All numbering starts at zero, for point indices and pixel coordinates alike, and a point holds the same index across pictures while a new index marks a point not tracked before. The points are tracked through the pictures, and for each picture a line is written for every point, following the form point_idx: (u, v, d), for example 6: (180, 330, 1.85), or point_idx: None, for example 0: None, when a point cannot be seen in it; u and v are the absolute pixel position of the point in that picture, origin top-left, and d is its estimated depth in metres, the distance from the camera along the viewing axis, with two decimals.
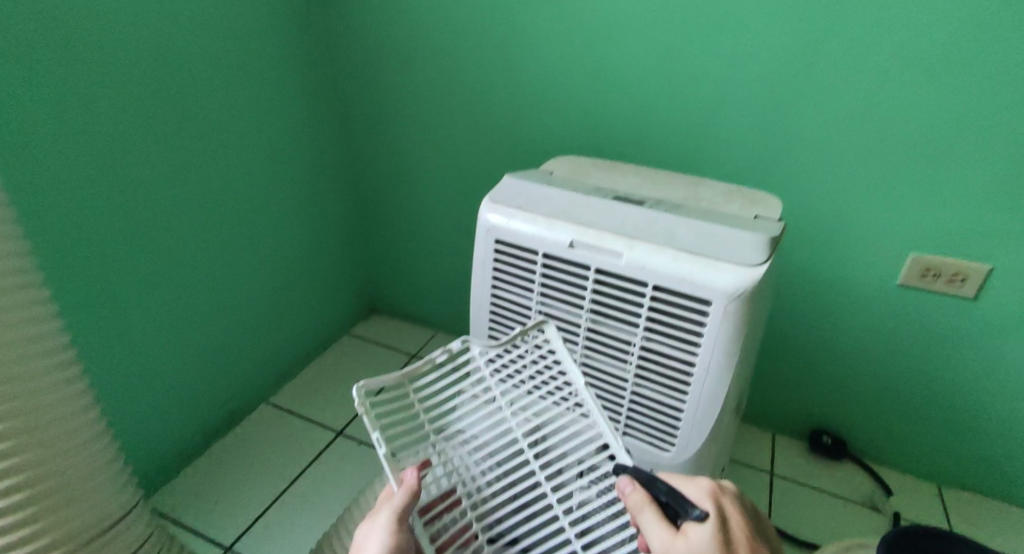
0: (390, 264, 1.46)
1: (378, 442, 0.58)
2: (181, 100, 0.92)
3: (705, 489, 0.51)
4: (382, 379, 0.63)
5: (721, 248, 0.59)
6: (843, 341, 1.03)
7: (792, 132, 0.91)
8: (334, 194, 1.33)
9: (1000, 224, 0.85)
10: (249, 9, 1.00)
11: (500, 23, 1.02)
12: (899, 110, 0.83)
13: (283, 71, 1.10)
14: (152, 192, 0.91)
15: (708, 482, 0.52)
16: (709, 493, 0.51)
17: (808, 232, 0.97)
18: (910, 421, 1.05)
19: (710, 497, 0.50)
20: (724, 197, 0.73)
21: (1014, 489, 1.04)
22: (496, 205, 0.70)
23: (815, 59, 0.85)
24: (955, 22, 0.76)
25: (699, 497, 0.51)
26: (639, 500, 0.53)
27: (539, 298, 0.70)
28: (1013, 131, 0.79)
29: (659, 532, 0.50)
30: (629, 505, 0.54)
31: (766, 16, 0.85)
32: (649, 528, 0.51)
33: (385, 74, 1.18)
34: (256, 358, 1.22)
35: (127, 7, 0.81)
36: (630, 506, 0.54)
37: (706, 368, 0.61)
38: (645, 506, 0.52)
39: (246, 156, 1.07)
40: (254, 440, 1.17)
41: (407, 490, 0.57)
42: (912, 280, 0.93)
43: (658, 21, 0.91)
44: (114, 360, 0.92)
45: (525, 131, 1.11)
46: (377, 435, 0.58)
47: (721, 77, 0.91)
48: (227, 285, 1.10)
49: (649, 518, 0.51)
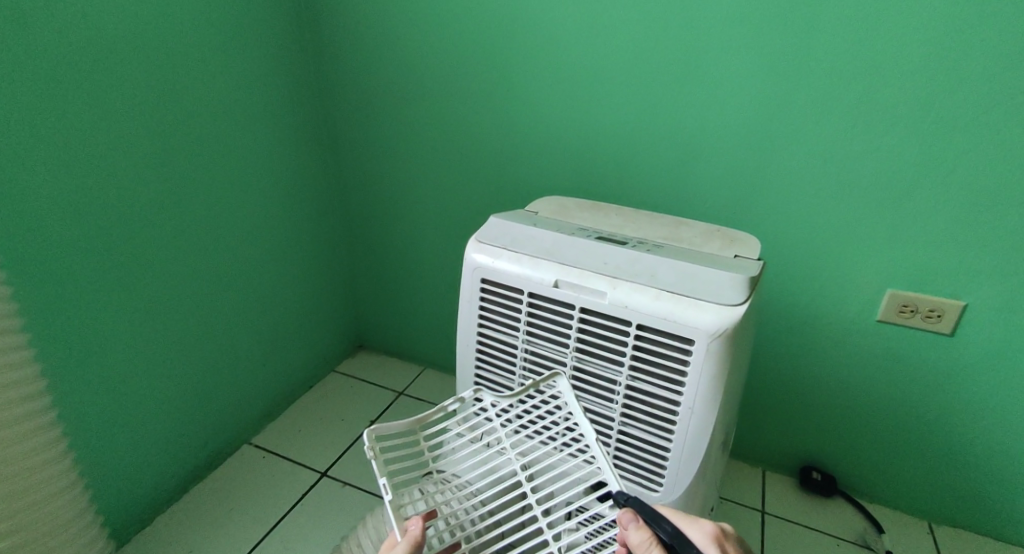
0: (377, 301, 1.46)
1: (384, 489, 0.58)
2: (169, 142, 0.94)
3: (709, 532, 0.54)
4: (393, 425, 0.63)
5: (703, 287, 0.61)
6: (825, 377, 1.04)
7: (767, 173, 0.94)
8: (321, 231, 1.33)
9: (971, 260, 0.88)
10: (240, 56, 1.03)
11: (484, 69, 1.06)
12: (866, 153, 0.87)
13: (272, 113, 1.13)
14: (136, 232, 0.92)
15: (711, 526, 0.55)
16: (713, 537, 0.54)
17: (786, 269, 0.99)
18: (896, 456, 1.06)
19: (714, 542, 0.53)
20: (705, 236, 0.75)
21: (1002, 525, 1.04)
22: (482, 245, 0.71)
23: (785, 104, 0.89)
24: (910, 72, 0.81)
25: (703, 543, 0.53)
26: (643, 541, 0.53)
27: (525, 337, 0.70)
28: (973, 172, 0.83)
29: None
30: (631, 542, 0.54)
31: (735, 65, 0.89)
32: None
33: (373, 115, 1.21)
34: (240, 398, 1.21)
35: (118, 54, 0.84)
36: (631, 543, 0.54)
37: (691, 407, 0.61)
38: (650, 546, 0.53)
39: (233, 195, 1.08)
40: (235, 483, 1.14)
41: (410, 540, 0.56)
42: (890, 316, 0.95)
43: (634, 67, 0.95)
44: (91, 402, 0.91)
45: (511, 171, 1.13)
46: (384, 481, 0.59)
47: (695, 121, 0.95)
48: (210, 323, 1.09)
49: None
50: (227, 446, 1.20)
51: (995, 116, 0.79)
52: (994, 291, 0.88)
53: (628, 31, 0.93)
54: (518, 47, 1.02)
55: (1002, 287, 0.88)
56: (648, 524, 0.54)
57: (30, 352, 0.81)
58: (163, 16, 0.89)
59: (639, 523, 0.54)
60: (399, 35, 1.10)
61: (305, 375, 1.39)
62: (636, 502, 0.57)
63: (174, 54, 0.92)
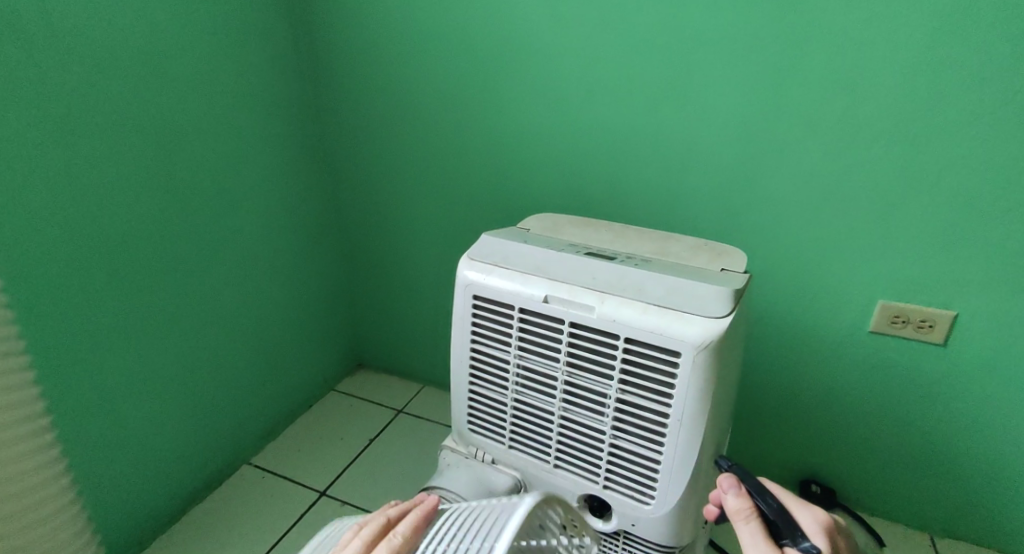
0: (375, 319, 1.47)
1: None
2: (167, 166, 0.96)
3: (819, 522, 0.57)
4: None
5: (689, 300, 0.62)
6: (821, 389, 1.05)
7: (756, 187, 0.95)
8: (320, 251, 1.35)
9: (958, 270, 0.89)
10: (238, 82, 1.07)
11: (477, 89, 1.09)
12: (851, 166, 0.89)
13: (269, 134, 1.15)
14: (135, 254, 0.94)
15: (822, 516, 0.57)
16: (823, 525, 0.57)
17: (777, 282, 1.00)
18: (894, 468, 1.06)
19: (824, 529, 0.56)
20: (692, 250, 0.76)
21: (1003, 536, 1.03)
22: (474, 262, 0.73)
23: (769, 121, 0.91)
24: (886, 87, 0.83)
25: (812, 529, 0.56)
26: (743, 508, 0.59)
27: (517, 352, 0.71)
28: (953, 184, 0.85)
29: (753, 545, 0.57)
30: (732, 504, 0.60)
31: (720, 83, 0.91)
32: (750, 534, 0.58)
33: (369, 136, 1.23)
34: (239, 418, 1.21)
35: (119, 81, 0.87)
36: (732, 505, 0.60)
37: (681, 418, 0.62)
38: (750, 514, 0.58)
39: (230, 216, 1.10)
40: (233, 503, 1.14)
41: None
42: (882, 327, 0.96)
43: (621, 86, 0.98)
44: (90, 424, 0.92)
45: (504, 189, 1.15)
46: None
47: (683, 138, 0.97)
48: (208, 342, 1.10)
49: (751, 527, 0.58)
50: (226, 466, 1.20)
51: (971, 129, 0.81)
52: (983, 300, 0.89)
53: (614, 51, 0.96)
54: (509, 68, 1.04)
55: (992, 295, 0.88)
56: (752, 494, 0.59)
57: (30, 374, 0.82)
58: (163, 44, 0.92)
59: (742, 491, 0.59)
60: (393, 59, 1.13)
61: (304, 395, 1.40)
62: (740, 470, 0.62)
63: (173, 82, 0.95)
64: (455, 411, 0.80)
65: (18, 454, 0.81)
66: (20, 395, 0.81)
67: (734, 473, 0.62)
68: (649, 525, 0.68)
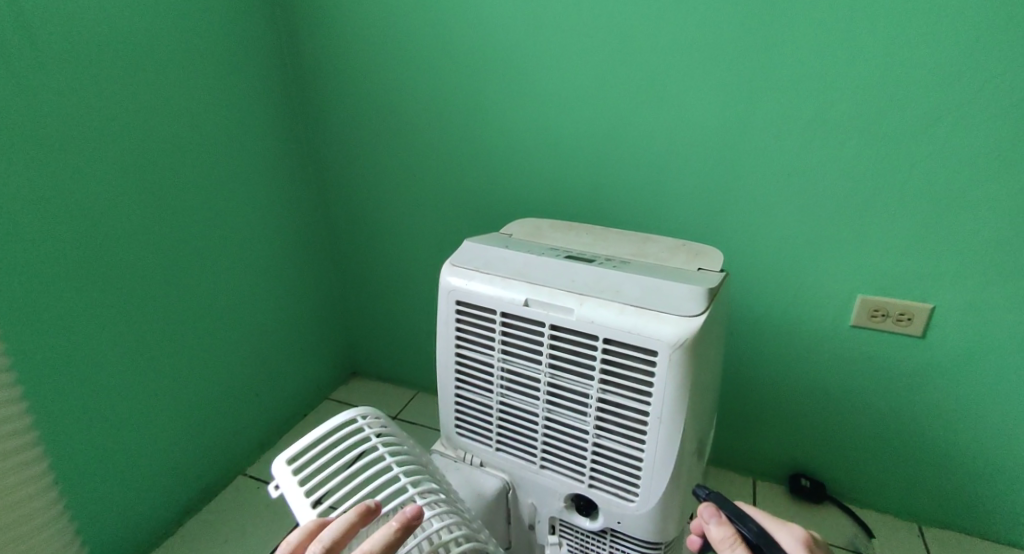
0: (367, 327, 1.48)
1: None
2: (152, 180, 0.97)
3: (801, 539, 0.55)
4: None
5: (665, 300, 0.63)
6: (806, 384, 1.06)
7: (734, 187, 0.97)
8: (309, 260, 1.36)
9: (934, 263, 0.91)
10: (223, 95, 1.08)
11: (459, 97, 1.10)
12: (826, 163, 0.91)
13: (256, 146, 1.16)
14: (122, 268, 0.94)
15: (802, 532, 0.56)
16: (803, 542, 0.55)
17: (760, 279, 1.02)
18: (880, 459, 1.07)
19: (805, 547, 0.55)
20: (670, 251, 0.77)
21: (990, 524, 1.04)
22: (456, 268, 0.74)
23: (745, 122, 0.93)
24: (856, 87, 0.85)
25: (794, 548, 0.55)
26: (726, 536, 0.55)
27: (500, 356, 0.72)
28: (925, 179, 0.87)
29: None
30: (714, 533, 0.56)
31: (695, 85, 0.93)
32: None
33: (355, 145, 1.25)
34: (231, 429, 1.22)
35: (103, 99, 0.88)
36: (714, 535, 0.56)
37: (660, 416, 0.63)
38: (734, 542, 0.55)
39: (218, 228, 1.10)
40: (228, 515, 1.15)
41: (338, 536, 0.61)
42: (863, 321, 0.98)
43: (600, 91, 0.99)
44: (80, 438, 0.92)
45: (489, 195, 1.16)
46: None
47: (662, 140, 0.98)
48: (200, 354, 1.11)
49: None
50: (219, 478, 1.21)
51: (939, 125, 0.83)
52: (959, 292, 0.91)
53: (592, 57, 0.98)
54: (489, 75, 1.06)
55: (968, 286, 0.90)
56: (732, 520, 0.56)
57: (18, 390, 0.83)
58: (146, 61, 0.93)
59: (721, 518, 0.56)
60: (376, 69, 1.15)
61: (298, 404, 1.40)
62: (717, 497, 0.59)
63: (156, 97, 0.96)
64: (443, 415, 0.81)
65: (4, 470, 0.82)
66: (7, 411, 0.82)
67: (711, 501, 0.60)
68: (634, 522, 0.69)
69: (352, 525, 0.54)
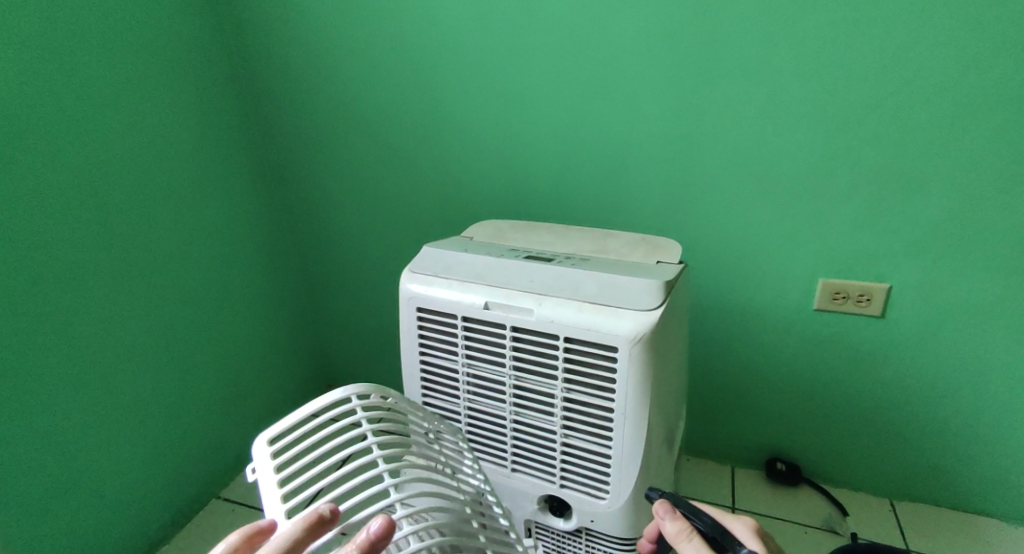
0: (338, 338, 1.46)
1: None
2: (101, 199, 0.93)
3: (751, 529, 0.56)
4: None
5: (622, 295, 0.63)
6: (775, 368, 1.07)
7: (695, 178, 0.98)
8: (274, 273, 1.33)
9: (888, 244, 0.93)
10: (174, 110, 1.05)
11: (416, 102, 1.09)
12: (781, 151, 0.92)
13: (211, 160, 1.13)
14: (74, 294, 0.91)
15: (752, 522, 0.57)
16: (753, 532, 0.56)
17: (724, 268, 1.03)
18: (851, 438, 1.09)
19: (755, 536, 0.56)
20: (631, 246, 0.78)
21: (958, 495, 1.07)
22: (416, 274, 0.73)
23: (701, 113, 0.93)
24: (806, 73, 0.86)
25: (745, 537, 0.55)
26: (681, 529, 0.55)
27: (464, 361, 0.71)
28: (876, 161, 0.88)
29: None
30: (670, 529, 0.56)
31: (649, 80, 0.94)
32: None
33: (314, 154, 1.22)
34: (200, 452, 1.18)
35: (46, 120, 0.85)
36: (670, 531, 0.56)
37: (624, 412, 0.63)
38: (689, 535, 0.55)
39: (175, 246, 1.07)
40: (200, 541, 1.12)
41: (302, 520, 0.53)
42: (825, 304, 0.99)
43: (556, 89, 0.99)
44: (36, 471, 0.89)
45: (452, 197, 1.15)
46: None
47: (620, 135, 0.99)
48: (163, 376, 1.08)
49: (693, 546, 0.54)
50: (191, 502, 1.18)
51: (885, 109, 0.85)
52: (915, 271, 0.93)
53: (546, 56, 0.97)
54: (447, 78, 1.05)
55: (921, 265, 0.92)
56: (686, 516, 0.56)
57: None
58: (90, 78, 0.90)
59: (675, 513, 0.56)
60: (330, 76, 1.13)
61: (270, 422, 1.38)
62: (672, 494, 0.59)
63: (104, 115, 0.93)
64: None
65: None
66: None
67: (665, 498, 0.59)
68: (607, 520, 0.69)
69: (300, 542, 0.45)
